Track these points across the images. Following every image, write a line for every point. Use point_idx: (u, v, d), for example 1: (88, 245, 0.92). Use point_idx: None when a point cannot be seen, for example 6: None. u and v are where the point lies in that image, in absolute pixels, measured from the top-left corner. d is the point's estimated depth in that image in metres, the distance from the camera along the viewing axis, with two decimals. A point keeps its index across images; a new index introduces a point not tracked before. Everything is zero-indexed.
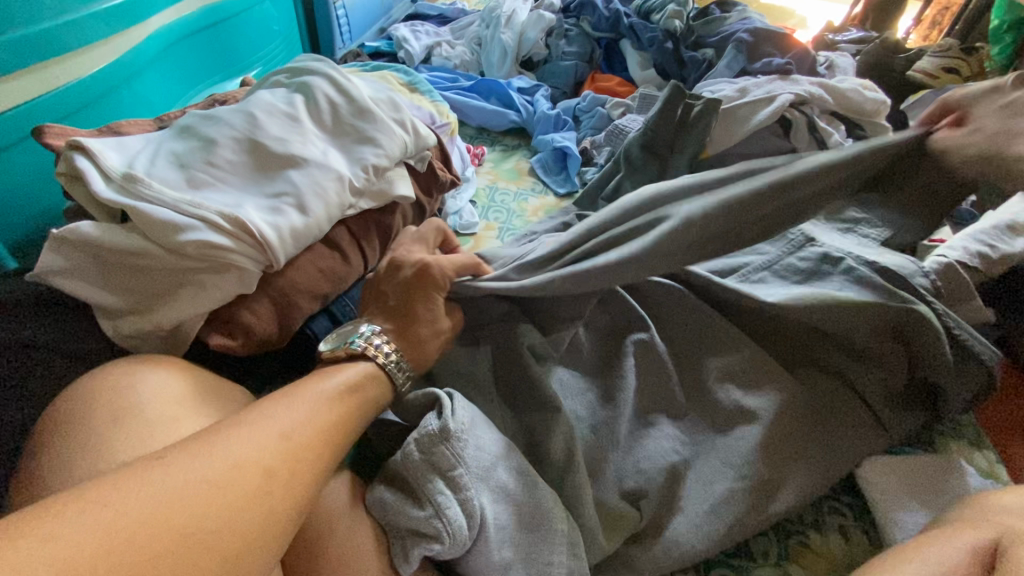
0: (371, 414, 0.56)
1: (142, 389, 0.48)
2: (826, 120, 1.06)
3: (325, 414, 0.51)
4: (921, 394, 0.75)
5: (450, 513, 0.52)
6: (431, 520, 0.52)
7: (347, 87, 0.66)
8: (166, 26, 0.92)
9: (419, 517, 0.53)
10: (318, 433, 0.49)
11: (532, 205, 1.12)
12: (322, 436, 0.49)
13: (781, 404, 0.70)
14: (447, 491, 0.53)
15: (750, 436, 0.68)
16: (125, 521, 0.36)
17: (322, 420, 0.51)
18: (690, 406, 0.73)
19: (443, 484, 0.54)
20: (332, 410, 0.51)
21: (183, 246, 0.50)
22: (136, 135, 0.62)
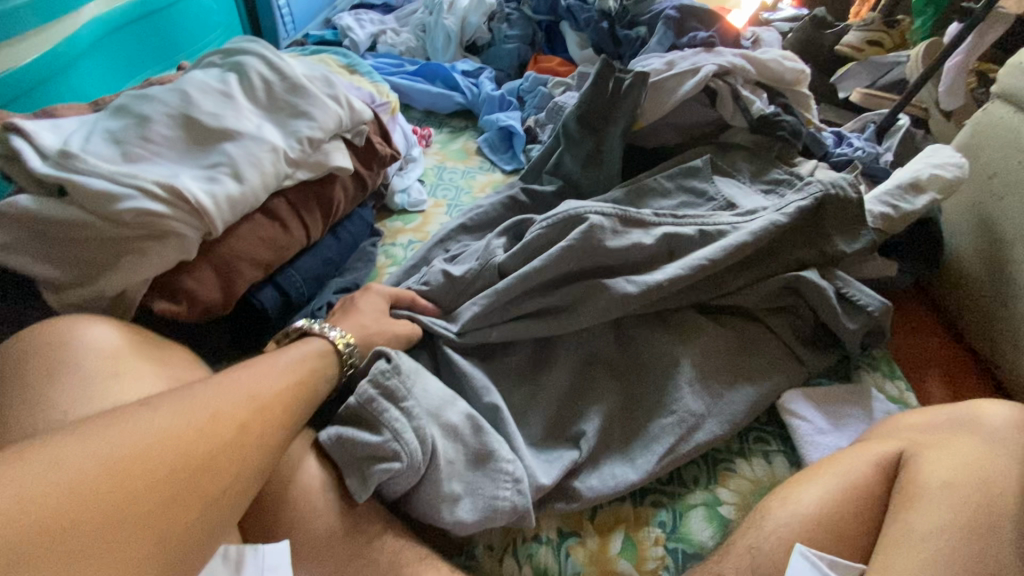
0: (331, 379, 0.61)
1: (85, 343, 0.50)
2: (749, 89, 1.13)
3: (283, 381, 0.55)
4: (827, 338, 0.84)
5: (406, 437, 0.55)
6: (387, 444, 0.55)
7: (280, 66, 0.69)
8: (103, 15, 0.92)
9: (375, 442, 0.55)
10: (278, 398, 0.53)
11: (479, 182, 1.16)
12: (290, 397, 0.54)
13: (705, 345, 0.77)
14: (401, 419, 0.57)
15: (679, 374, 0.73)
16: (107, 461, 0.40)
17: (290, 383, 0.55)
18: (626, 353, 0.78)
19: (397, 413, 0.57)
20: (298, 373, 0.57)
21: (120, 215, 0.52)
22: (71, 117, 0.63)
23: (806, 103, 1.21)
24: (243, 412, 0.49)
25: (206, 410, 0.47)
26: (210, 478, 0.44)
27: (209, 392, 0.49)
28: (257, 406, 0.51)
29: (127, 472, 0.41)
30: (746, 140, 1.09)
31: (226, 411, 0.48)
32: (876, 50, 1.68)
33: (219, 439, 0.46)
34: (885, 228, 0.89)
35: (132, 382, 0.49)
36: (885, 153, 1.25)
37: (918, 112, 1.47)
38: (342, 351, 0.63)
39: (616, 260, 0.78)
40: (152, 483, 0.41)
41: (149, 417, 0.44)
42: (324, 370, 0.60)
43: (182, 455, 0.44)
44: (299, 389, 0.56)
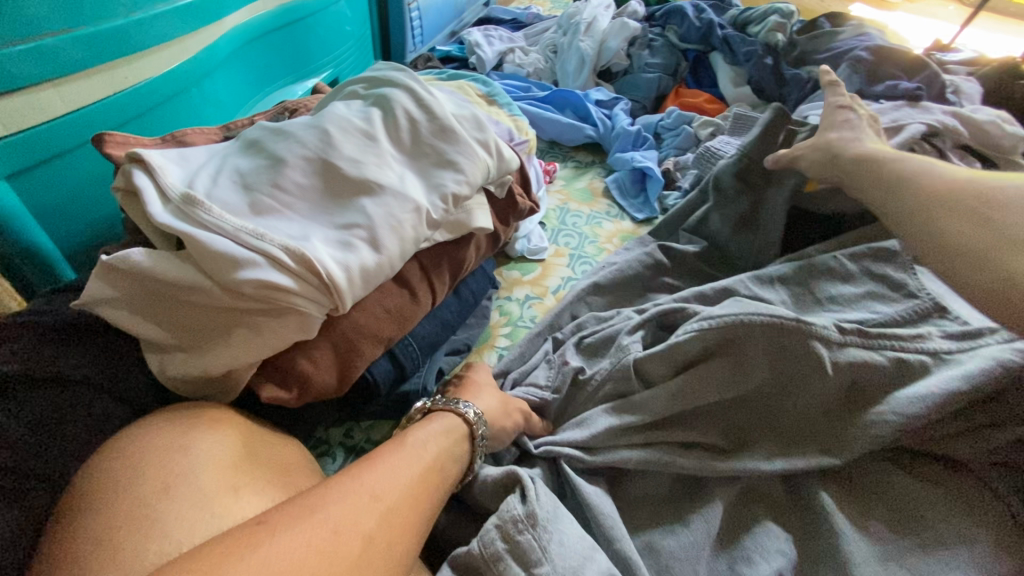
0: (450, 468, 0.52)
1: (196, 453, 0.41)
2: (959, 155, 0.91)
3: (411, 474, 0.47)
4: None
5: None
6: None
7: (429, 103, 0.59)
8: (243, 25, 0.88)
9: None
10: (406, 499, 0.45)
11: (606, 231, 1.02)
12: (414, 499, 0.45)
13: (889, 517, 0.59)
14: None
15: (858, 548, 0.56)
16: None
17: (414, 480, 0.47)
18: (791, 505, 0.62)
19: None
20: (422, 469, 0.48)
21: (240, 285, 0.43)
22: (201, 147, 0.56)
23: None
24: (371, 521, 0.41)
25: (334, 525, 0.39)
26: None
27: (335, 494, 0.41)
28: (385, 512, 0.42)
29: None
30: None
31: (355, 520, 0.40)
32: None
33: (346, 562, 0.38)
34: None
35: (252, 501, 0.40)
36: None
37: None
38: (473, 431, 0.56)
39: (769, 379, 0.64)
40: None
41: (268, 537, 0.37)
42: (450, 454, 0.53)
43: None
44: (426, 483, 0.48)
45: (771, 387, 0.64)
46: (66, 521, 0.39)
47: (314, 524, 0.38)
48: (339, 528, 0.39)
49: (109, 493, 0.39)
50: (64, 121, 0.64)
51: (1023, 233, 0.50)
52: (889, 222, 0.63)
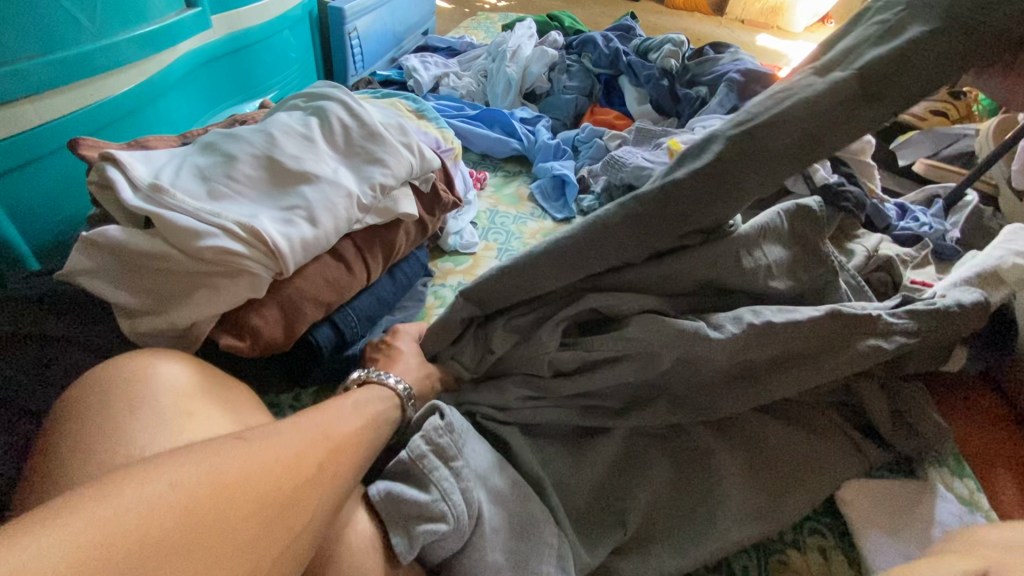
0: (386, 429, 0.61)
1: (156, 380, 0.51)
2: (812, 156, 1.11)
3: (352, 420, 0.56)
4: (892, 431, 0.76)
5: (455, 498, 0.55)
6: (435, 503, 0.55)
7: (359, 113, 0.72)
8: (195, 50, 0.98)
9: (425, 500, 0.55)
10: (352, 440, 0.54)
11: (530, 229, 1.16)
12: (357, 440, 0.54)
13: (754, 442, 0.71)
14: (450, 478, 0.57)
15: (729, 465, 0.68)
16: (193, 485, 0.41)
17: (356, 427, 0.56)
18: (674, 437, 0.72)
19: (446, 472, 0.57)
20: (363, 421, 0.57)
21: (201, 251, 0.54)
22: (162, 150, 0.66)
23: (869, 173, 1.18)
24: (320, 446, 0.50)
25: (289, 447, 0.48)
26: (284, 514, 0.44)
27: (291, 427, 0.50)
28: (333, 442, 0.51)
29: (214, 503, 0.41)
30: None
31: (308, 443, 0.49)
32: (940, 121, 1.65)
33: (300, 475, 0.47)
34: None
35: (206, 421, 0.50)
36: (951, 229, 1.21)
37: (984, 188, 1.43)
38: (402, 394, 0.66)
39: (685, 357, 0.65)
40: (234, 512, 0.42)
41: (238, 445, 0.46)
42: (388, 416, 0.62)
43: (261, 487, 0.44)
44: (369, 431, 0.57)
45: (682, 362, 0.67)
46: (48, 437, 0.47)
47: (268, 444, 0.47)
48: (294, 448, 0.48)
49: (81, 413, 0.48)
50: (34, 132, 0.73)
51: None
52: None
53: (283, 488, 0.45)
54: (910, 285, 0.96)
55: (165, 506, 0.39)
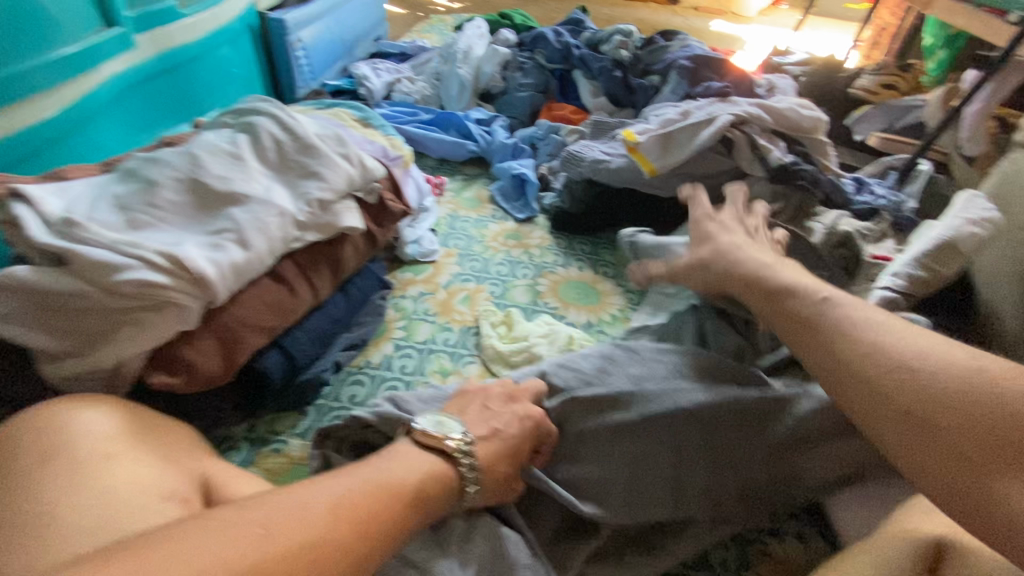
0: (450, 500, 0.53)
1: (75, 429, 0.47)
2: (766, 137, 1.11)
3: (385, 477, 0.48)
4: None
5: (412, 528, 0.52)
6: None
7: (292, 126, 0.68)
8: (122, 72, 0.94)
9: None
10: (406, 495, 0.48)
11: (492, 231, 1.14)
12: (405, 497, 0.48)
13: (750, 440, 0.64)
14: None
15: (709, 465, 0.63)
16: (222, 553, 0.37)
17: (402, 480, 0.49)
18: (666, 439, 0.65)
19: None
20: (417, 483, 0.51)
21: (119, 286, 0.50)
22: (80, 180, 0.62)
23: (824, 149, 1.19)
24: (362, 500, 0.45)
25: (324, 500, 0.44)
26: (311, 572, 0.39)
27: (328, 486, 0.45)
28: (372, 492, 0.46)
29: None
30: (765, 189, 1.08)
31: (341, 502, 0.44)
32: (892, 93, 1.67)
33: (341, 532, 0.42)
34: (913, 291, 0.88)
35: (127, 470, 0.46)
36: (907, 200, 1.22)
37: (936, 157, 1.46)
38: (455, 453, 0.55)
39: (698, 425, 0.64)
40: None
41: (267, 506, 0.41)
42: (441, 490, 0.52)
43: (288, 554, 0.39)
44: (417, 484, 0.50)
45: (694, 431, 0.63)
46: None
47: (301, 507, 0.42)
48: (329, 503, 0.43)
49: None
50: None
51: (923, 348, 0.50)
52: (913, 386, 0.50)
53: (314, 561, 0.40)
54: (870, 259, 0.96)
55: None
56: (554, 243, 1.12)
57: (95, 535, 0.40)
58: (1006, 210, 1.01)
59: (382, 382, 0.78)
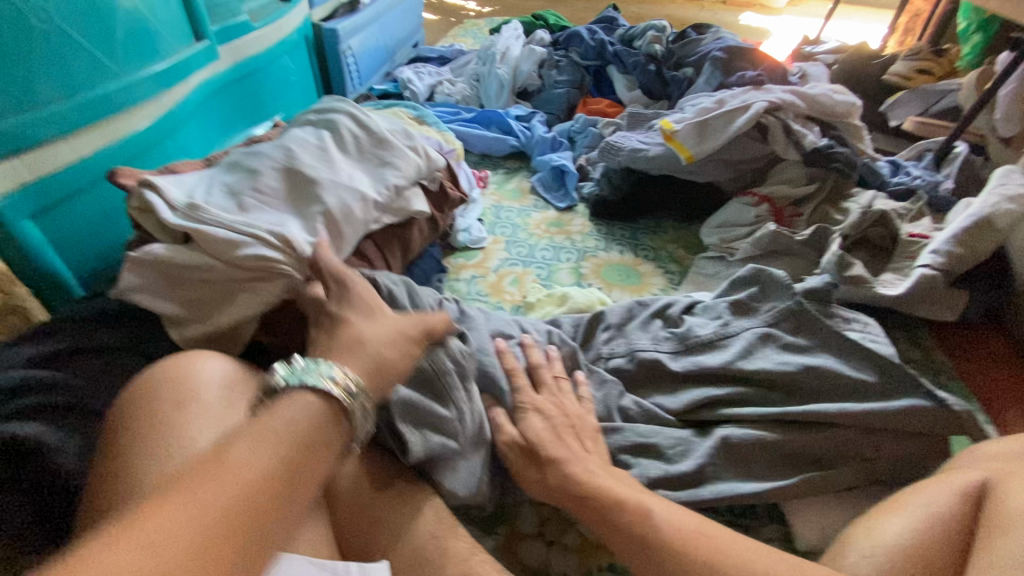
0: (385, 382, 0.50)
1: (203, 378, 0.55)
2: (800, 123, 1.15)
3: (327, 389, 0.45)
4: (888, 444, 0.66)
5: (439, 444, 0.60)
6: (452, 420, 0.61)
7: (366, 122, 0.77)
8: (205, 81, 1.05)
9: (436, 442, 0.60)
10: (311, 425, 0.42)
11: (534, 220, 1.20)
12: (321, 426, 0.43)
13: (704, 462, 0.65)
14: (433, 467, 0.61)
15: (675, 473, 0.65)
16: (164, 545, 0.32)
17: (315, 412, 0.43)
18: (635, 456, 0.67)
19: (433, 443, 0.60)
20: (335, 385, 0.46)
21: (240, 259, 0.59)
22: (190, 173, 0.72)
23: (858, 134, 1.21)
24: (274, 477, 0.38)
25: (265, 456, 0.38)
26: (262, 531, 0.36)
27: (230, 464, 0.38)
28: (299, 427, 0.41)
29: (229, 531, 0.34)
30: (800, 172, 1.12)
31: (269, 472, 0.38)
32: (927, 78, 1.67)
33: (270, 493, 0.37)
34: (952, 268, 0.92)
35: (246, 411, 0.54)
36: (943, 181, 1.24)
37: (974, 139, 1.46)
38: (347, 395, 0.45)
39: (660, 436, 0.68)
40: (249, 520, 0.35)
41: (187, 496, 0.35)
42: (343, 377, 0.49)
43: (232, 518, 0.35)
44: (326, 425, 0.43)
45: (654, 443, 0.68)
46: (108, 438, 0.51)
47: (221, 477, 0.36)
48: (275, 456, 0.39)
49: (133, 413, 0.52)
50: (69, 172, 0.79)
51: None
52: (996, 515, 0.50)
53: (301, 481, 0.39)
54: (908, 237, 1.00)
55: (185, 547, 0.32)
56: (594, 230, 1.18)
57: None
58: None
59: None
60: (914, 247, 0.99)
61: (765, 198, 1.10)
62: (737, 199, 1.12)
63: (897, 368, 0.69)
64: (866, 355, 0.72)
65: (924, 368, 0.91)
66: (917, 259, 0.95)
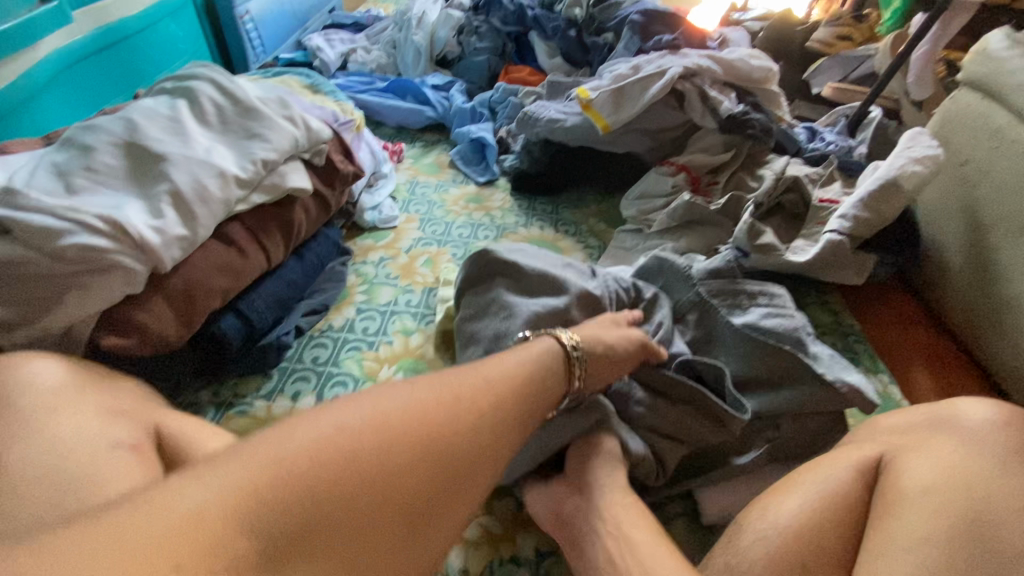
0: (557, 383, 0.56)
1: (15, 385, 0.47)
2: (717, 88, 1.13)
3: (512, 374, 0.51)
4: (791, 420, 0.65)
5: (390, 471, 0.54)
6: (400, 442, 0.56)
7: (231, 90, 0.68)
8: (59, 48, 0.92)
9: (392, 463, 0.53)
10: (506, 396, 0.49)
11: (453, 196, 1.14)
12: (501, 403, 0.48)
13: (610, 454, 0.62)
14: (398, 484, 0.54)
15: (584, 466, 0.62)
16: (237, 483, 0.35)
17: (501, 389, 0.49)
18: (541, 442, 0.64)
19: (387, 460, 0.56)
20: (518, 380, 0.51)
21: (62, 250, 0.51)
22: (17, 153, 0.62)
23: (775, 99, 1.21)
24: (402, 424, 0.42)
25: (398, 410, 0.43)
26: (395, 491, 0.39)
27: (360, 407, 0.42)
28: (441, 404, 0.45)
29: (331, 484, 0.37)
30: (717, 139, 1.11)
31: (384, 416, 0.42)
32: (846, 44, 1.69)
33: (400, 453, 0.41)
34: (859, 232, 0.93)
35: (71, 421, 0.46)
36: (857, 145, 1.26)
37: (887, 104, 1.50)
38: (572, 351, 0.58)
39: None
40: (367, 477, 0.38)
41: (301, 430, 0.39)
42: (552, 372, 0.55)
43: (343, 471, 0.38)
44: (516, 392, 0.50)
45: None
46: None
47: (335, 435, 0.39)
48: (385, 419, 0.42)
49: None
50: None
51: (962, 475, 0.50)
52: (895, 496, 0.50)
53: (398, 456, 0.41)
54: (818, 203, 1.01)
55: (272, 484, 0.36)
56: (515, 205, 1.13)
57: (48, 487, 0.42)
58: (950, 148, 1.04)
59: (344, 344, 0.78)
60: (824, 213, 1.00)
61: (682, 167, 1.08)
62: (655, 168, 1.10)
63: (798, 346, 0.67)
64: (773, 331, 0.69)
65: (834, 332, 0.93)
66: (826, 224, 0.96)
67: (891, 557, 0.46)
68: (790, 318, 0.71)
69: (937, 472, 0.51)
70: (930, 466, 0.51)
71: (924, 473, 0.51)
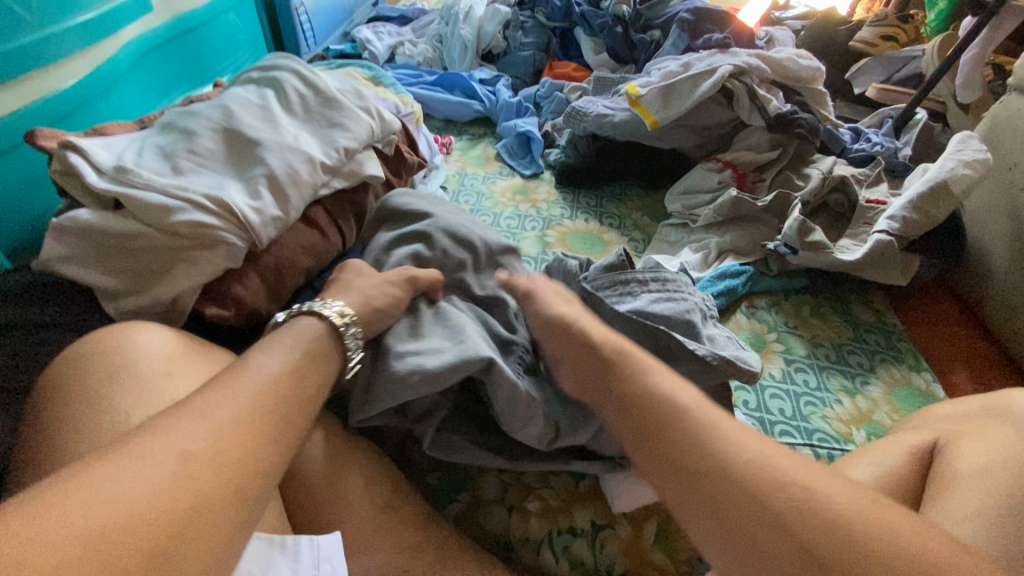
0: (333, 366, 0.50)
1: (134, 352, 0.52)
2: (765, 88, 1.14)
3: (294, 358, 0.46)
4: None
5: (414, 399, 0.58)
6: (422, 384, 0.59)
7: (313, 81, 0.72)
8: (139, 36, 0.97)
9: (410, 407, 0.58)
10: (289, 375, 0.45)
11: (500, 187, 1.17)
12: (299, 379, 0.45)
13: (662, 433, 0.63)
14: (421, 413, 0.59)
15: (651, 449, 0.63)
16: (134, 488, 0.32)
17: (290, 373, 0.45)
18: None
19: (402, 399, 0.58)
20: (306, 363, 0.47)
21: (175, 226, 0.56)
22: (121, 135, 0.66)
23: (821, 99, 1.22)
24: (260, 404, 0.40)
25: (225, 409, 0.39)
26: (249, 473, 0.37)
27: (193, 414, 0.38)
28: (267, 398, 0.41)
29: (200, 476, 0.34)
30: (764, 138, 1.12)
31: (255, 404, 0.40)
32: (891, 45, 1.67)
33: (244, 437, 0.38)
34: (907, 233, 0.94)
35: (188, 384, 0.51)
36: (903, 147, 1.25)
37: (933, 106, 1.49)
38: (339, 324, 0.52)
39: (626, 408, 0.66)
40: (236, 463, 0.36)
41: (143, 446, 0.35)
42: (327, 356, 0.50)
43: (217, 454, 0.36)
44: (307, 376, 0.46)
45: None
46: (34, 426, 0.48)
47: (180, 428, 0.36)
48: (240, 404, 0.39)
49: (63, 389, 0.50)
50: None
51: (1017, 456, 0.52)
52: (948, 477, 0.52)
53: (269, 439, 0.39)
54: (866, 204, 1.02)
55: (146, 494, 0.32)
56: (560, 197, 1.15)
57: None
58: (999, 152, 1.04)
59: None
60: (871, 214, 1.01)
61: (728, 164, 1.10)
62: (701, 165, 1.11)
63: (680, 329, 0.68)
64: (675, 312, 0.69)
65: (877, 331, 0.92)
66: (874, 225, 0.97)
67: (943, 526, 0.48)
68: (683, 300, 0.71)
69: (995, 456, 0.52)
70: (985, 450, 0.53)
71: (976, 454, 0.53)
